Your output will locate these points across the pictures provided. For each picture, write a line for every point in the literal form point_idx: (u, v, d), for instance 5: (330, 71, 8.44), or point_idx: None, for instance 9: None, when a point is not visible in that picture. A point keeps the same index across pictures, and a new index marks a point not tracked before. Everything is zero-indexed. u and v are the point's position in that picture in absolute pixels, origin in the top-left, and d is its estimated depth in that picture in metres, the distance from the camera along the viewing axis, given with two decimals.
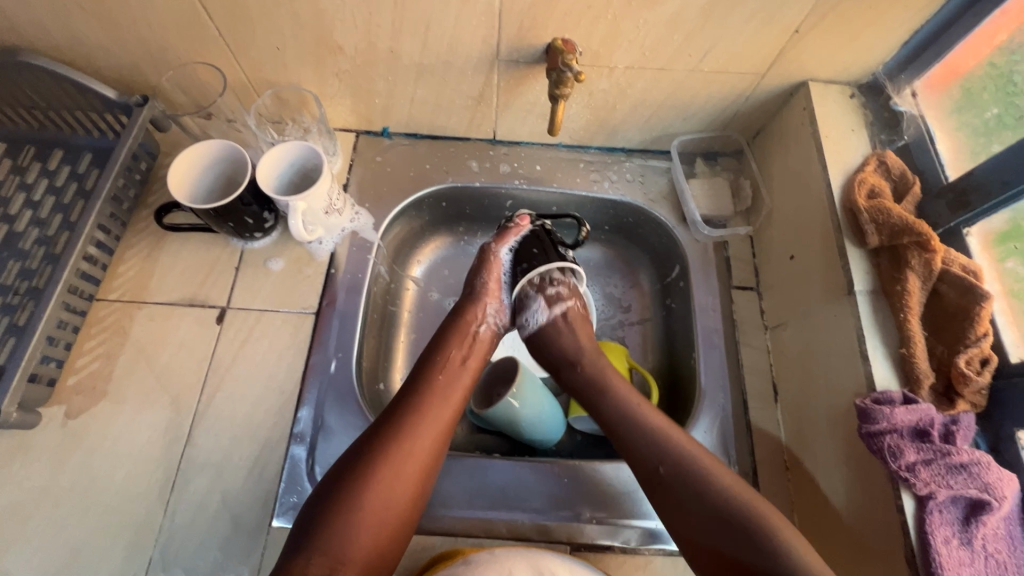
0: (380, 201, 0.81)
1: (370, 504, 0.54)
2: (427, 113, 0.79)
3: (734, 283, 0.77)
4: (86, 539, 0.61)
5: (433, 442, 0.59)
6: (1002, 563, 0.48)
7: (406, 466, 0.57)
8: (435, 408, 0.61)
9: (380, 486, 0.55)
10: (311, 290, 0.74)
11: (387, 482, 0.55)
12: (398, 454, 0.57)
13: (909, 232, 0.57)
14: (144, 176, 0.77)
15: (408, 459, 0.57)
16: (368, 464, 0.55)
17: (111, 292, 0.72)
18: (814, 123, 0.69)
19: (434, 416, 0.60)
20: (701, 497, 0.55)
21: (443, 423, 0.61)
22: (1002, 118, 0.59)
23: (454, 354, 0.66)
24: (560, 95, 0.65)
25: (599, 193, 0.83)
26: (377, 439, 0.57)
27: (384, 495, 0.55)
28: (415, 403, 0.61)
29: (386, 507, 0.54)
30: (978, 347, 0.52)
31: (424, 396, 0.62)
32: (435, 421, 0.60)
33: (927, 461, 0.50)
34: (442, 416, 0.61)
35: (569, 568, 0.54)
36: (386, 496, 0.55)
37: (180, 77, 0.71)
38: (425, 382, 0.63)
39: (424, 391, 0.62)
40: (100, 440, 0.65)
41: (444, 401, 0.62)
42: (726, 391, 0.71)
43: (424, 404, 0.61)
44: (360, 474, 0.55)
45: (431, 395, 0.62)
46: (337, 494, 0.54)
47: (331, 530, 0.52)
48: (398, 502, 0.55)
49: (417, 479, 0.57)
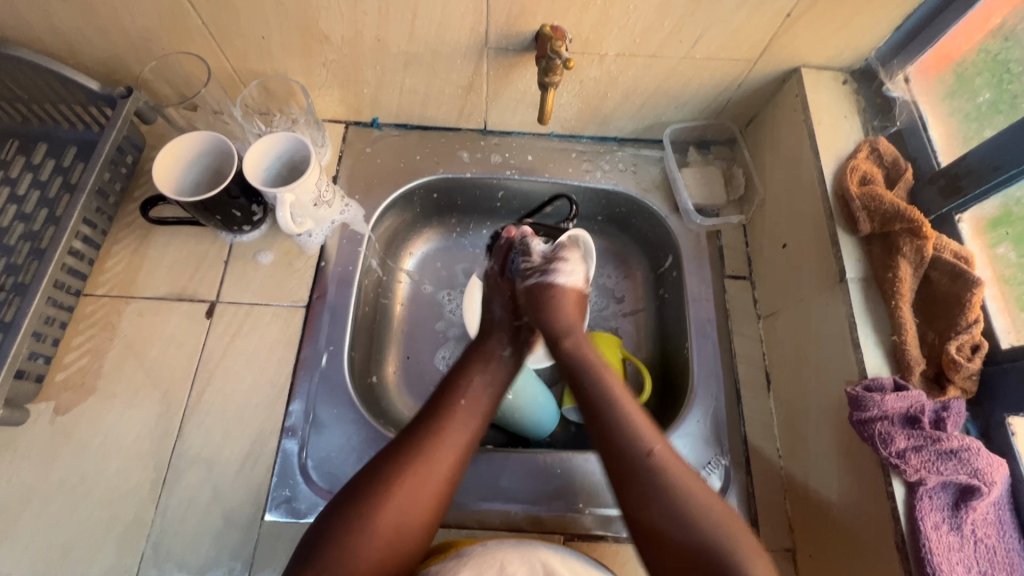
0: (371, 192, 0.80)
1: (379, 540, 0.51)
2: (416, 103, 0.78)
3: (727, 273, 0.77)
4: (77, 535, 0.60)
5: (448, 472, 0.56)
6: (991, 548, 0.48)
7: (420, 500, 0.53)
8: (452, 436, 0.57)
9: (391, 521, 0.52)
10: (302, 283, 0.74)
11: (399, 516, 0.52)
12: (411, 487, 0.53)
13: (901, 219, 0.57)
14: (130, 170, 0.76)
15: (423, 493, 0.54)
16: (379, 496, 0.52)
17: (98, 287, 0.71)
18: (806, 110, 0.68)
19: (451, 445, 0.57)
20: (662, 487, 0.53)
21: (460, 453, 0.57)
22: (994, 102, 0.59)
23: (475, 379, 0.62)
24: (550, 83, 0.64)
25: (591, 182, 0.83)
26: (389, 470, 0.54)
27: (394, 530, 0.52)
28: (431, 429, 0.57)
29: (398, 528, 0.52)
30: (970, 333, 0.52)
31: (441, 422, 0.58)
32: (451, 450, 0.57)
33: (918, 447, 0.50)
34: (459, 445, 0.57)
35: (562, 555, 0.53)
36: (399, 516, 0.52)
37: (164, 67, 0.70)
38: (444, 408, 0.59)
39: (443, 419, 0.58)
40: (90, 437, 0.64)
41: (462, 428, 0.58)
42: (718, 381, 0.70)
43: (441, 432, 0.57)
44: (369, 508, 0.51)
45: (449, 422, 0.58)
46: (344, 527, 0.51)
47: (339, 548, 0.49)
48: (409, 535, 0.52)
49: (429, 512, 0.54)
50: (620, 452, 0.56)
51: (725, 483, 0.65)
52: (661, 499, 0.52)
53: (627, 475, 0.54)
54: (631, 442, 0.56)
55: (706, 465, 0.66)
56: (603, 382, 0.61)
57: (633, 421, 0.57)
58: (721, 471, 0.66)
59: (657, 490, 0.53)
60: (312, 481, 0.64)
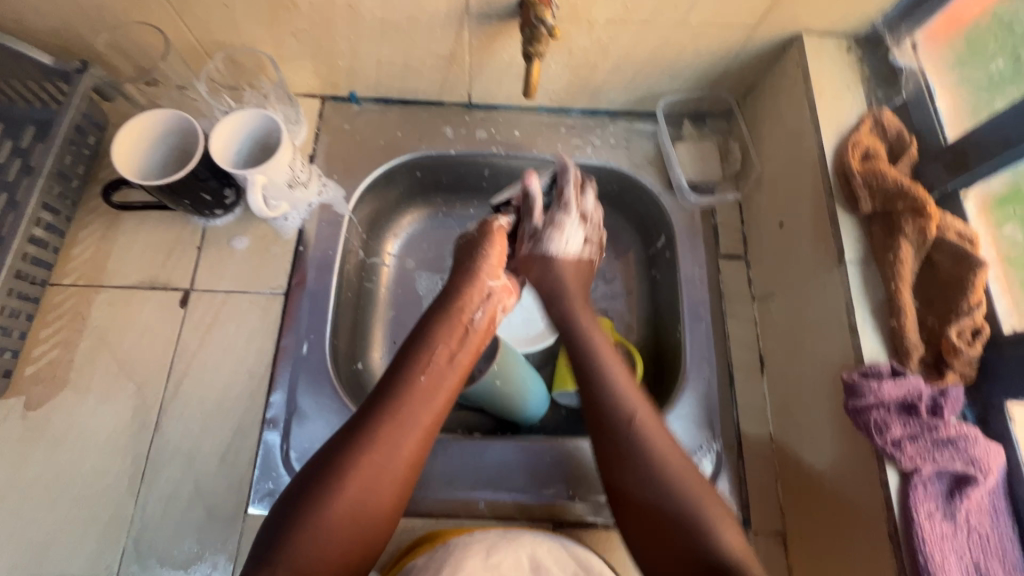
0: (349, 171, 0.76)
1: (335, 527, 0.48)
2: (395, 75, 0.74)
3: (722, 253, 0.75)
4: (55, 532, 0.59)
5: (407, 448, 0.53)
6: (985, 536, 0.47)
7: (376, 485, 0.51)
8: (412, 414, 0.54)
9: (346, 502, 0.49)
10: (279, 269, 0.71)
11: (354, 504, 0.49)
12: (368, 466, 0.51)
13: (904, 197, 0.54)
14: (93, 151, 0.72)
15: (380, 475, 0.51)
16: (333, 481, 0.49)
17: (65, 277, 0.68)
18: (807, 80, 0.64)
19: (411, 422, 0.54)
20: (645, 461, 0.53)
21: (422, 430, 0.54)
22: (1006, 72, 0.55)
23: (442, 349, 0.59)
24: (535, 53, 0.59)
25: (581, 158, 0.79)
26: (343, 452, 0.51)
27: (352, 516, 0.49)
28: (393, 407, 0.54)
29: (364, 504, 0.50)
30: (971, 318, 0.50)
31: (399, 398, 0.55)
32: (410, 425, 0.54)
33: (914, 436, 0.48)
34: (421, 422, 0.55)
35: (543, 537, 0.53)
36: (366, 492, 0.50)
37: (120, 38, 0.65)
38: (403, 380, 0.56)
39: (400, 391, 0.55)
40: (63, 431, 0.62)
41: (430, 401, 0.56)
42: (712, 364, 0.69)
43: (400, 411, 0.54)
44: (323, 492, 0.49)
45: (406, 393, 0.55)
46: (296, 514, 0.48)
47: (303, 529, 0.47)
48: (368, 523, 0.50)
49: (389, 493, 0.51)
50: (620, 457, 0.54)
51: (716, 468, 0.64)
52: (649, 485, 0.52)
53: (616, 458, 0.55)
54: (633, 426, 0.55)
55: (698, 450, 0.64)
56: (594, 353, 0.62)
57: (633, 415, 0.56)
58: (713, 456, 0.65)
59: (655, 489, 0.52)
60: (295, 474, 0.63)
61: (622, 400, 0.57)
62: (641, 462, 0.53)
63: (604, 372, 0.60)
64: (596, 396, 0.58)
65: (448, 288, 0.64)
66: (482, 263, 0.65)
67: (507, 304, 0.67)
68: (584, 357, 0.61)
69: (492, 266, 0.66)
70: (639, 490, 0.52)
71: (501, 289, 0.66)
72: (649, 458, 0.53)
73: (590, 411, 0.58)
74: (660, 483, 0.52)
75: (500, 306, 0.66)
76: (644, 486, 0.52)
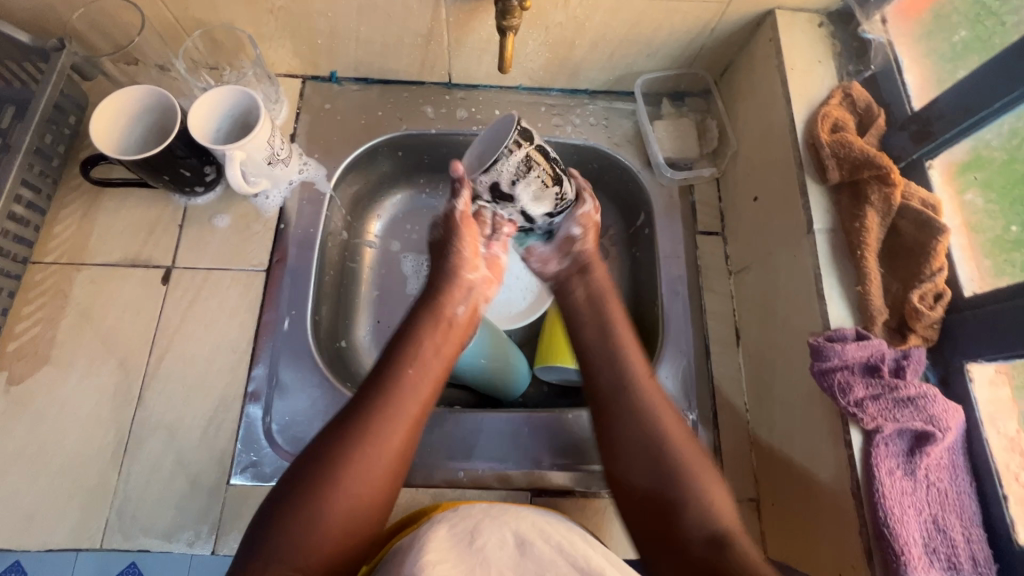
0: (330, 150, 0.77)
1: (325, 527, 0.49)
2: (375, 54, 0.74)
3: (699, 229, 0.76)
4: (39, 504, 0.60)
5: (395, 446, 0.53)
6: (943, 492, 0.48)
7: (365, 483, 0.51)
8: (395, 411, 0.55)
9: (339, 503, 0.50)
10: (260, 247, 0.71)
11: (344, 504, 0.50)
12: (358, 467, 0.51)
13: (870, 165, 0.55)
14: (74, 131, 0.72)
15: (366, 474, 0.51)
16: (319, 483, 0.50)
17: (46, 254, 0.69)
18: (779, 54, 0.65)
19: (395, 419, 0.54)
20: (647, 427, 0.55)
21: (408, 427, 0.55)
22: (970, 41, 0.57)
23: (423, 345, 0.60)
24: (508, 27, 0.60)
25: (561, 137, 0.79)
26: (328, 453, 0.51)
27: (343, 515, 0.50)
28: (375, 406, 0.54)
29: (355, 504, 0.50)
30: (933, 282, 0.52)
31: (383, 396, 0.55)
32: (397, 424, 0.54)
33: (876, 396, 0.50)
34: (406, 421, 0.55)
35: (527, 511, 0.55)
36: (355, 493, 0.50)
37: (97, 15, 0.65)
38: (386, 378, 0.56)
39: (387, 390, 0.55)
40: (46, 406, 0.63)
41: (416, 398, 0.56)
42: (688, 337, 0.70)
43: (383, 410, 0.54)
44: (312, 493, 0.49)
45: (392, 393, 0.55)
46: (287, 518, 0.48)
47: (294, 529, 0.48)
48: (359, 520, 0.51)
49: (379, 490, 0.52)
50: (630, 438, 0.55)
51: None
52: (654, 462, 0.53)
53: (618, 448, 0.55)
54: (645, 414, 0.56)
55: None
56: (610, 330, 0.62)
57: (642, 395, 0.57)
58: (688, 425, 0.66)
59: (665, 471, 0.52)
60: (277, 445, 0.64)
61: (626, 379, 0.58)
62: (644, 446, 0.54)
63: (614, 343, 0.60)
64: (607, 373, 0.59)
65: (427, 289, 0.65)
66: (458, 258, 0.65)
67: (489, 294, 0.68)
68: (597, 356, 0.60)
69: (469, 257, 0.65)
70: (640, 471, 0.53)
71: (481, 281, 0.67)
72: (655, 444, 0.54)
73: (593, 393, 0.59)
74: (671, 459, 0.53)
75: (481, 297, 0.67)
76: (644, 456, 0.53)
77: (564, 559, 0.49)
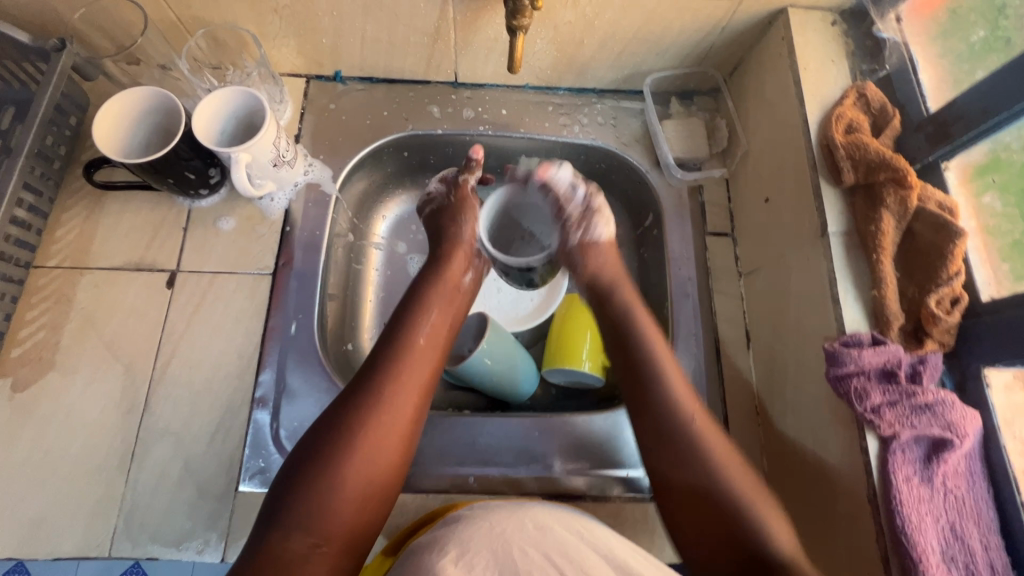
0: (336, 151, 0.76)
1: (347, 485, 0.49)
2: (380, 53, 0.73)
3: (709, 230, 0.75)
4: (46, 512, 0.59)
5: (408, 409, 0.53)
6: (961, 499, 0.48)
7: (383, 441, 0.51)
8: (408, 370, 0.55)
9: (359, 462, 0.50)
10: (266, 250, 0.71)
11: (364, 462, 0.50)
12: (373, 429, 0.51)
13: (886, 168, 0.55)
14: (75, 133, 0.71)
15: (384, 431, 0.51)
16: (339, 440, 0.50)
17: (49, 259, 0.68)
18: (792, 54, 0.64)
19: (408, 379, 0.55)
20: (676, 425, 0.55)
21: (421, 386, 0.55)
22: (987, 41, 0.56)
23: (432, 308, 0.60)
24: (518, 26, 0.59)
25: (569, 137, 0.78)
26: (345, 412, 0.51)
27: (365, 474, 0.50)
28: (388, 366, 0.55)
29: (375, 461, 0.50)
30: (950, 286, 0.51)
31: (396, 356, 0.56)
32: (408, 387, 0.54)
33: (893, 402, 0.49)
34: (418, 380, 0.55)
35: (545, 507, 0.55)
36: (374, 450, 0.50)
37: (98, 14, 0.64)
38: (399, 340, 0.57)
39: (398, 355, 0.56)
40: (51, 413, 0.62)
41: (426, 358, 0.57)
42: (698, 340, 0.69)
43: (396, 370, 0.55)
44: (331, 451, 0.49)
45: (402, 358, 0.55)
46: (306, 479, 0.48)
47: (315, 485, 0.48)
48: (379, 480, 0.51)
49: (397, 449, 0.52)
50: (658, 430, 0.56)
51: None
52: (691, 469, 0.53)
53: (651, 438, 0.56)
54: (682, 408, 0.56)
55: None
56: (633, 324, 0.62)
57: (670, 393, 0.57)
58: None
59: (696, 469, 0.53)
60: (285, 452, 0.63)
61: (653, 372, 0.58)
62: (677, 440, 0.55)
63: (642, 340, 0.61)
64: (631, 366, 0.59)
65: (432, 258, 0.66)
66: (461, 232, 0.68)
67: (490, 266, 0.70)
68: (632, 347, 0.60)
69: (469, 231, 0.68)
70: (679, 473, 0.54)
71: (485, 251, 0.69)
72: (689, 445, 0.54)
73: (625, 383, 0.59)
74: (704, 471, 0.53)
75: (485, 266, 0.69)
76: (674, 450, 0.54)
77: (586, 543, 0.51)
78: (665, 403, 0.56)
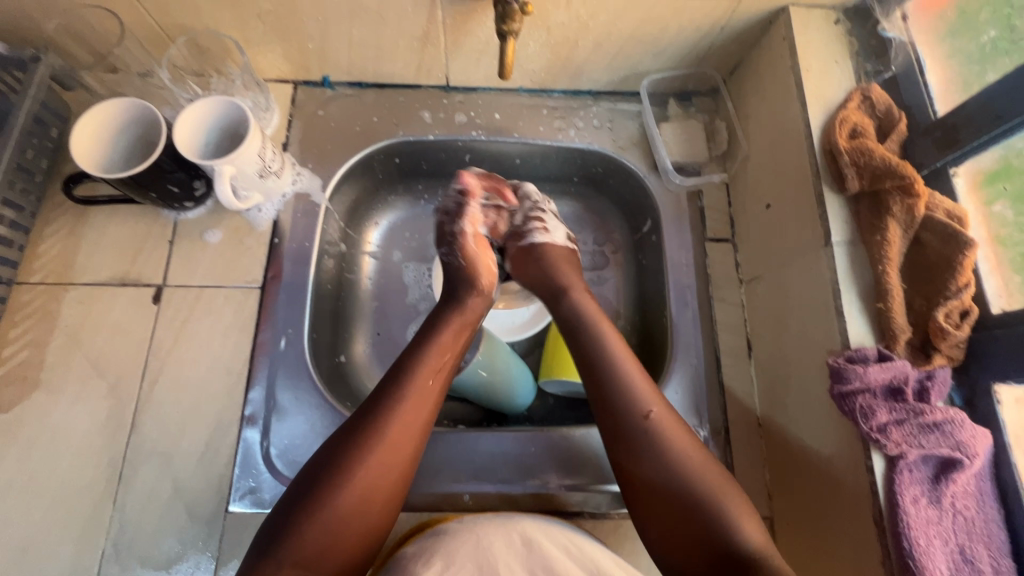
0: (325, 159, 0.74)
1: (343, 519, 0.47)
2: (368, 58, 0.71)
3: (709, 236, 0.73)
4: (32, 536, 0.58)
5: (408, 444, 0.52)
6: (970, 520, 0.47)
7: (383, 473, 0.50)
8: (415, 399, 0.54)
9: (357, 495, 0.48)
10: (254, 262, 0.69)
11: (360, 496, 0.49)
12: (373, 461, 0.50)
13: (892, 175, 0.53)
14: (57, 144, 0.69)
15: (384, 463, 0.50)
16: (339, 472, 0.49)
17: (32, 275, 0.66)
18: (793, 54, 0.62)
19: (413, 408, 0.53)
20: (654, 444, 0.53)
21: (424, 416, 0.54)
22: (998, 42, 0.54)
23: (444, 336, 0.59)
24: (507, 31, 0.57)
25: (564, 141, 0.76)
26: (347, 442, 0.50)
27: (361, 507, 0.48)
28: (394, 393, 0.53)
29: (373, 494, 0.49)
30: (959, 299, 0.49)
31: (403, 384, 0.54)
32: (413, 416, 0.53)
33: (900, 421, 0.48)
34: (423, 410, 0.54)
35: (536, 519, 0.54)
36: (373, 483, 0.49)
37: (74, 23, 0.62)
38: (408, 367, 0.56)
39: (405, 384, 0.54)
40: (36, 434, 0.61)
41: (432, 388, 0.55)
42: (698, 350, 0.68)
43: (401, 398, 0.53)
44: (330, 483, 0.48)
45: (409, 387, 0.54)
46: (300, 512, 0.47)
47: (310, 518, 0.47)
48: (375, 514, 0.49)
49: (396, 482, 0.51)
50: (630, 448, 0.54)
51: None
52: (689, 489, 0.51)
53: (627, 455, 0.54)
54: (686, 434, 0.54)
55: None
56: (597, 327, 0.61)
57: (651, 407, 0.55)
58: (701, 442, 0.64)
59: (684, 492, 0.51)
60: (275, 471, 0.62)
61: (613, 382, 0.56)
62: (662, 455, 0.53)
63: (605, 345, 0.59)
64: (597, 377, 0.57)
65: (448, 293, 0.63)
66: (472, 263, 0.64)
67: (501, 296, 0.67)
68: (605, 368, 0.57)
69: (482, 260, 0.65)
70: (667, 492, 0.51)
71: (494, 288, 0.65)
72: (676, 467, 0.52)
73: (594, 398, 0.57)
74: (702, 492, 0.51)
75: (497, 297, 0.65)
76: (657, 467, 0.52)
77: (570, 559, 0.50)
78: (625, 430, 0.54)
